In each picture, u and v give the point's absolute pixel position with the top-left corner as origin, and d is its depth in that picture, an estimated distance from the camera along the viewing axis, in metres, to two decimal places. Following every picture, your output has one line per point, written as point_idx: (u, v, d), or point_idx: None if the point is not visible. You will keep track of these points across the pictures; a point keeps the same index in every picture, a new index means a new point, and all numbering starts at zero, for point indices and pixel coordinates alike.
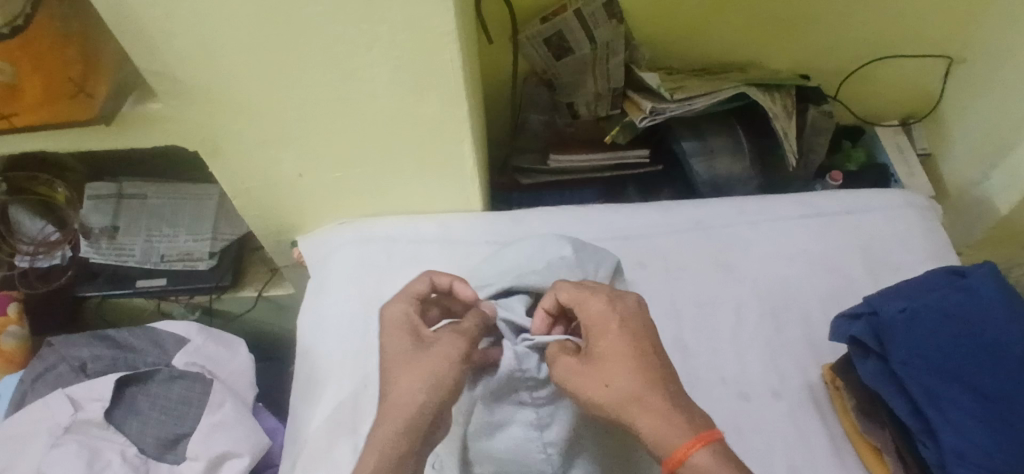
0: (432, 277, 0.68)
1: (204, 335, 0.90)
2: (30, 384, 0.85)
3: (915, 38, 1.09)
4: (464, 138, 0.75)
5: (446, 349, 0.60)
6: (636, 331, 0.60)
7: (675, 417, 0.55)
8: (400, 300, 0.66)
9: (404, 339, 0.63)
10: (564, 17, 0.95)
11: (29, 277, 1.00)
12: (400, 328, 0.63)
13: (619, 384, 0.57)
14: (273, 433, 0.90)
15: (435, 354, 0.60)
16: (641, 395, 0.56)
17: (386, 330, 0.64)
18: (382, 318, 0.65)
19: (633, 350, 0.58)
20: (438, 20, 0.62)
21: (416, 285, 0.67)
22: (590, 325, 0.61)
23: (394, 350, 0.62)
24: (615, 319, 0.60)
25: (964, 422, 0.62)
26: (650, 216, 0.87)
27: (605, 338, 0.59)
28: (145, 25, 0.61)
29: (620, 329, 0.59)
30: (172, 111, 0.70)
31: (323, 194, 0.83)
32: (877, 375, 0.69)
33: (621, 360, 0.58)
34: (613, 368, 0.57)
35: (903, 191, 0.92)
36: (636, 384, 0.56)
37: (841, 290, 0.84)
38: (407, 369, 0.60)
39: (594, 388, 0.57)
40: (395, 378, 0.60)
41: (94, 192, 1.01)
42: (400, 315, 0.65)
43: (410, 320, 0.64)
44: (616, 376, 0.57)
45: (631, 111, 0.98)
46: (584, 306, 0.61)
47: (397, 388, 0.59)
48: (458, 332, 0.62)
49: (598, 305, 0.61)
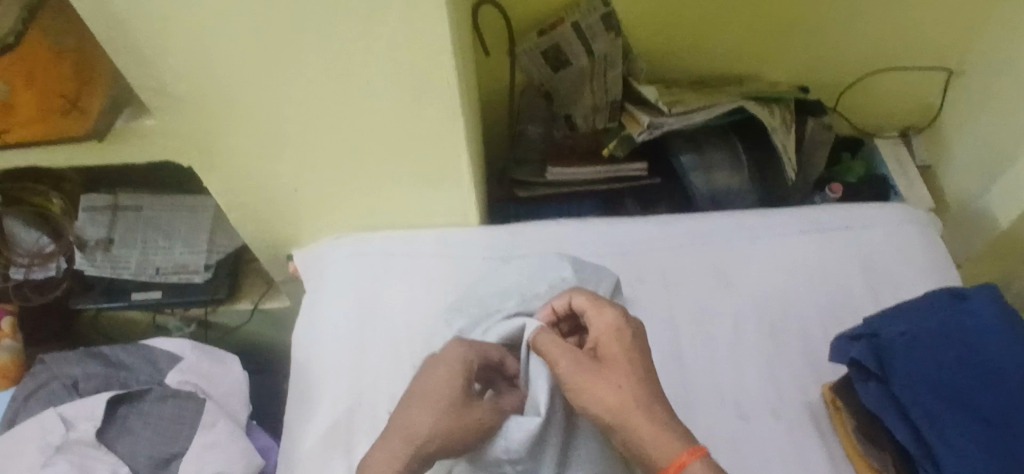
0: (506, 356, 0.66)
1: (198, 352, 0.89)
2: (23, 401, 0.84)
3: (916, 50, 1.08)
4: (462, 152, 0.75)
5: (482, 419, 0.60)
6: (647, 346, 0.60)
7: (677, 429, 0.55)
8: (467, 345, 0.64)
9: (457, 383, 0.62)
10: (562, 30, 0.94)
11: (24, 288, 0.99)
12: (459, 372, 0.62)
13: (628, 388, 0.56)
14: (267, 451, 0.89)
15: (472, 418, 0.60)
16: (648, 402, 0.55)
17: (444, 368, 0.63)
18: (444, 355, 0.64)
19: (644, 360, 0.58)
20: (434, 37, 0.61)
21: (489, 351, 0.65)
22: (601, 330, 0.61)
23: (440, 385, 0.61)
24: (631, 329, 0.60)
25: (967, 448, 0.61)
26: (649, 231, 0.87)
27: (618, 343, 0.59)
28: (139, 42, 0.60)
29: (633, 337, 0.60)
30: (166, 127, 0.70)
31: (319, 208, 0.82)
32: (878, 398, 0.68)
33: (633, 366, 0.57)
34: (625, 371, 0.57)
35: (903, 205, 0.92)
36: (645, 390, 0.56)
37: (841, 307, 0.83)
38: (444, 411, 0.60)
39: (605, 386, 0.56)
40: (425, 412, 0.60)
41: (90, 203, 1.01)
42: (464, 362, 0.63)
43: (468, 366, 0.63)
44: (626, 378, 0.56)
45: (630, 125, 0.98)
46: (600, 311, 0.62)
47: (421, 419, 0.60)
48: (499, 407, 0.62)
49: (614, 313, 0.61)
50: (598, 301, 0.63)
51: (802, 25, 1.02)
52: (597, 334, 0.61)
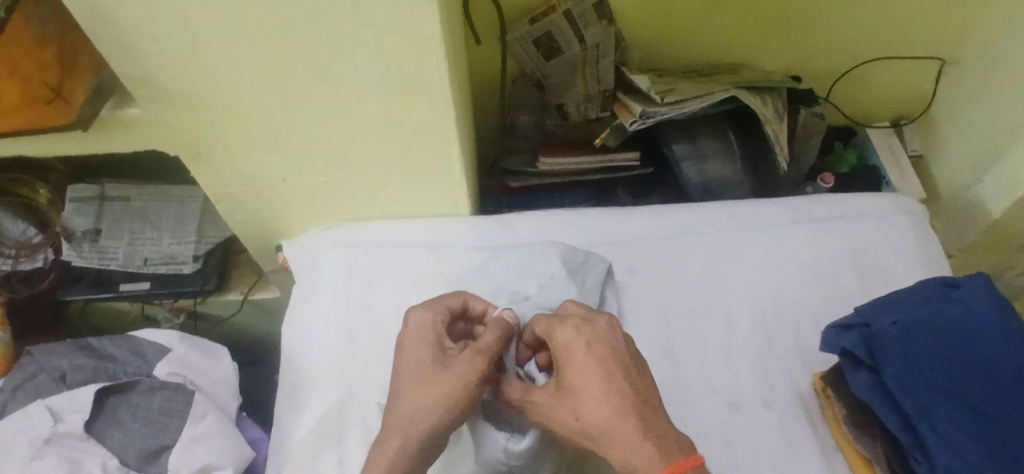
0: (466, 298, 0.66)
1: (185, 344, 0.88)
2: (10, 393, 0.84)
3: (910, 39, 1.08)
4: (452, 142, 0.74)
5: (463, 368, 0.60)
6: (605, 354, 0.58)
7: (646, 447, 0.54)
8: (428, 309, 0.64)
9: (427, 349, 0.62)
10: (554, 18, 0.93)
11: (12, 281, 0.98)
12: (425, 335, 0.63)
13: (589, 418, 0.56)
14: (257, 443, 0.89)
15: (453, 373, 0.60)
16: (607, 428, 0.55)
17: (410, 341, 0.63)
18: (406, 327, 0.64)
19: (602, 378, 0.57)
20: (423, 25, 0.60)
21: (447, 300, 0.65)
22: (559, 353, 0.60)
23: (413, 363, 0.62)
24: (583, 345, 0.59)
25: (957, 439, 0.61)
26: (641, 222, 0.86)
27: (573, 367, 0.58)
28: (121, 29, 0.59)
29: (588, 356, 0.58)
30: (151, 116, 0.69)
31: (308, 198, 0.82)
32: (869, 387, 0.68)
33: (588, 391, 0.57)
34: (583, 401, 0.57)
35: (894, 196, 0.92)
36: (603, 416, 0.56)
37: (833, 298, 0.83)
38: (423, 387, 0.60)
39: (566, 422, 0.58)
40: (411, 391, 0.60)
41: (76, 194, 0.99)
42: (424, 323, 0.63)
43: (436, 329, 0.63)
44: (584, 410, 0.56)
45: (622, 114, 0.97)
46: (552, 334, 0.61)
47: (407, 403, 0.60)
48: (476, 348, 0.61)
49: (566, 333, 0.60)
50: (551, 325, 0.61)
51: (795, 15, 1.02)
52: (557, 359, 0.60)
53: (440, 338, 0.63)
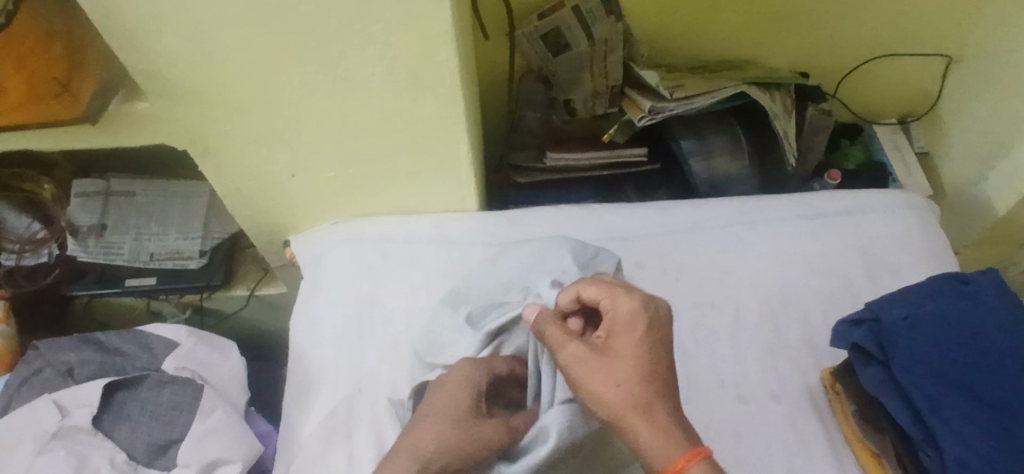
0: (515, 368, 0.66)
1: (194, 338, 0.88)
2: (16, 388, 0.83)
3: (915, 37, 1.08)
4: (462, 138, 0.74)
5: (490, 433, 0.59)
6: (660, 336, 0.57)
7: (675, 434, 0.54)
8: (477, 363, 0.64)
9: (464, 399, 0.61)
10: (562, 14, 0.93)
11: (15, 276, 0.98)
12: (467, 387, 0.62)
13: (628, 388, 0.55)
14: (265, 438, 0.89)
15: (478, 433, 0.59)
16: (645, 404, 0.54)
17: (449, 390, 0.62)
18: (452, 374, 0.63)
19: (650, 357, 0.56)
20: (433, 19, 0.60)
21: (498, 364, 0.65)
22: (616, 320, 0.58)
23: (448, 405, 0.61)
24: (643, 320, 0.58)
25: (964, 428, 0.61)
26: (649, 217, 0.86)
27: (626, 336, 0.57)
28: (130, 23, 0.59)
29: (648, 332, 0.57)
30: (160, 110, 0.69)
31: (316, 194, 0.82)
32: (879, 380, 0.69)
33: (636, 363, 0.56)
34: (627, 369, 0.55)
35: (902, 191, 0.92)
36: (644, 390, 0.55)
37: (841, 292, 0.83)
38: (452, 428, 0.59)
39: (605, 385, 0.55)
40: (438, 430, 0.59)
41: (82, 189, 0.99)
42: (465, 378, 0.63)
43: (479, 385, 0.62)
44: (627, 377, 0.55)
45: (630, 110, 0.97)
46: (615, 301, 0.59)
47: (429, 436, 0.59)
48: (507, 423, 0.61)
49: (632, 303, 0.58)
50: (612, 292, 0.60)
51: (802, 11, 1.02)
52: (609, 324, 0.59)
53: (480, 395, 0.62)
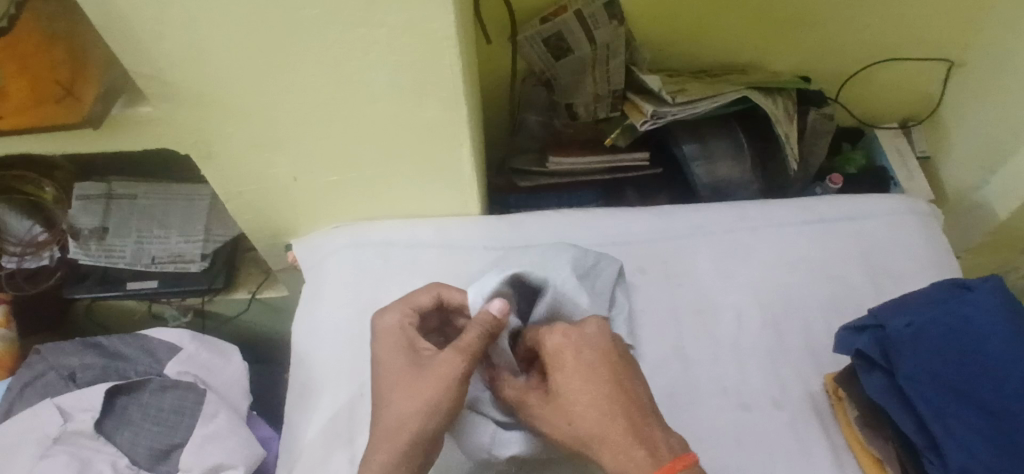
0: (439, 293, 0.69)
1: (197, 342, 0.88)
2: (18, 392, 0.84)
3: (918, 40, 1.07)
4: (464, 141, 0.74)
5: (445, 369, 0.61)
6: (596, 362, 0.61)
7: (635, 451, 0.57)
8: (395, 310, 0.67)
9: (400, 355, 0.64)
10: (564, 18, 0.93)
11: (17, 278, 0.98)
12: (397, 340, 0.65)
13: (581, 422, 0.59)
14: (267, 442, 0.89)
15: (433, 374, 0.61)
16: (597, 435, 0.59)
17: (383, 349, 0.65)
18: (376, 331, 0.67)
19: (592, 385, 0.60)
20: (438, 23, 0.60)
21: (418, 299, 0.68)
22: (549, 356, 0.62)
23: (391, 369, 0.63)
24: (573, 351, 0.62)
25: (971, 438, 0.61)
26: (651, 221, 0.87)
27: (563, 373, 0.61)
28: (133, 28, 0.59)
29: (578, 364, 0.61)
30: (162, 114, 0.69)
31: (318, 196, 0.81)
32: (883, 389, 0.69)
33: (580, 397, 0.60)
34: (575, 405, 0.60)
35: (904, 197, 0.92)
36: (596, 420, 0.59)
37: (844, 298, 0.83)
38: (402, 390, 0.61)
39: (558, 427, 0.61)
40: (399, 398, 0.61)
41: (83, 192, 0.98)
42: (391, 330, 0.66)
43: (404, 330, 0.66)
44: (576, 414, 0.60)
45: (632, 114, 0.97)
46: (542, 338, 0.63)
47: (391, 409, 0.61)
48: (458, 347, 0.61)
49: (557, 336, 0.63)
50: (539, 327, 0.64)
51: (805, 15, 1.02)
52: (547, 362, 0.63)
53: (410, 339, 0.65)
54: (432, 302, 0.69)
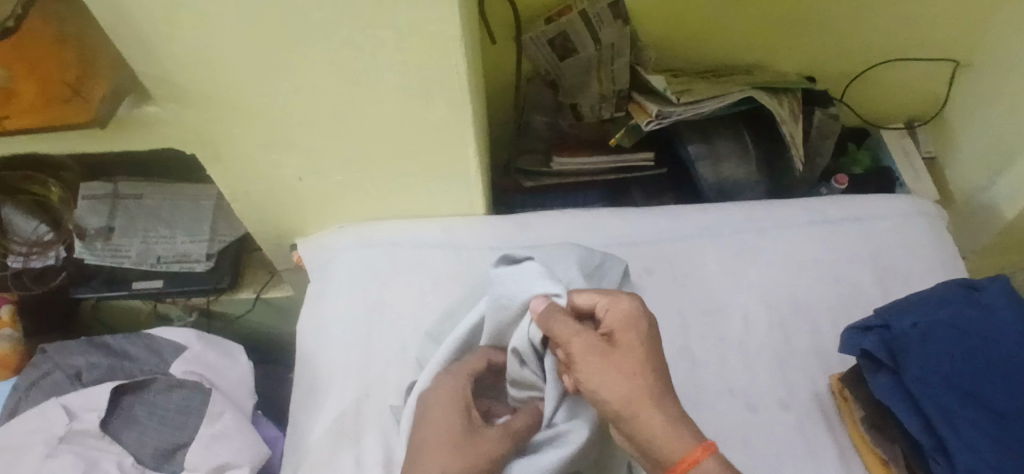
0: (491, 359, 0.66)
1: (202, 342, 0.89)
2: (25, 391, 0.84)
3: (925, 41, 1.07)
4: (470, 143, 0.74)
5: (491, 447, 0.60)
6: (660, 334, 0.60)
7: (690, 426, 0.55)
8: (455, 377, 0.65)
9: (455, 420, 0.62)
10: (570, 18, 0.93)
11: (24, 279, 0.98)
12: (452, 404, 0.63)
13: (645, 379, 0.56)
14: (273, 442, 0.90)
15: (482, 450, 0.60)
16: (654, 396, 0.56)
17: (439, 411, 0.63)
18: (433, 393, 0.64)
19: (658, 354, 0.58)
20: (445, 25, 0.60)
21: (476, 366, 0.66)
22: (616, 319, 0.59)
23: (441, 432, 0.62)
24: (644, 317, 0.60)
25: (979, 440, 0.61)
26: (657, 222, 0.86)
27: (633, 332, 0.58)
28: (142, 29, 0.59)
29: (650, 329, 0.59)
30: (169, 115, 0.69)
31: (324, 197, 0.82)
32: (890, 389, 0.68)
33: (647, 357, 0.57)
34: (640, 362, 0.57)
35: (910, 198, 0.92)
36: (659, 384, 0.56)
37: (850, 299, 0.83)
38: (452, 456, 0.60)
39: (620, 380, 0.56)
40: (443, 464, 0.60)
41: (89, 191, 0.99)
42: (449, 393, 0.64)
43: (460, 397, 0.63)
44: (642, 370, 0.56)
45: (637, 114, 0.96)
46: (614, 302, 0.60)
47: (436, 472, 0.59)
48: (507, 432, 0.61)
49: (630, 300, 0.60)
50: (608, 294, 0.61)
51: (810, 16, 1.02)
52: (611, 322, 0.60)
53: (466, 406, 0.63)
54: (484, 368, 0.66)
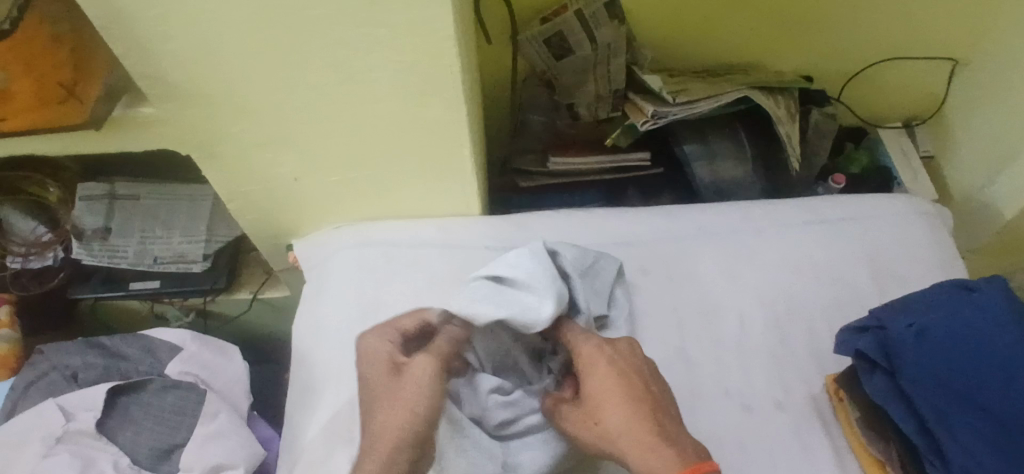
0: (423, 317, 0.69)
1: (198, 343, 0.89)
2: (22, 391, 0.84)
3: (924, 40, 1.07)
4: (466, 143, 0.74)
5: (420, 374, 0.62)
6: (626, 368, 0.62)
7: (663, 450, 0.56)
8: (380, 331, 0.68)
9: (382, 368, 0.65)
10: (565, 18, 0.93)
11: (23, 278, 0.99)
12: (380, 356, 0.66)
13: (608, 421, 0.59)
14: (269, 442, 0.90)
15: (410, 381, 0.62)
16: (623, 432, 0.58)
17: (370, 364, 0.66)
18: (362, 353, 0.67)
19: (622, 387, 0.61)
20: (439, 25, 0.60)
21: (400, 322, 0.69)
22: (581, 363, 0.64)
23: (375, 379, 0.65)
24: (603, 357, 0.63)
25: (974, 442, 0.61)
26: (653, 221, 0.86)
27: (593, 376, 0.62)
28: (137, 29, 0.59)
29: (608, 367, 0.62)
30: (165, 115, 0.69)
31: (320, 196, 0.82)
32: (886, 391, 0.68)
33: (608, 398, 0.60)
34: (603, 406, 0.60)
35: (908, 198, 0.92)
36: (624, 419, 0.59)
37: (846, 299, 0.83)
38: (385, 398, 0.63)
39: (586, 430, 0.60)
40: (384, 408, 0.62)
41: (87, 192, 0.99)
42: (377, 349, 0.67)
43: (387, 350, 0.66)
44: (604, 414, 0.60)
45: (634, 114, 0.96)
46: (576, 348, 0.65)
47: (382, 416, 0.62)
48: (430, 354, 0.64)
49: (589, 344, 0.64)
50: (572, 340, 0.65)
51: (808, 15, 1.01)
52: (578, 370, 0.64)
53: (394, 357, 0.66)
54: (417, 323, 0.69)
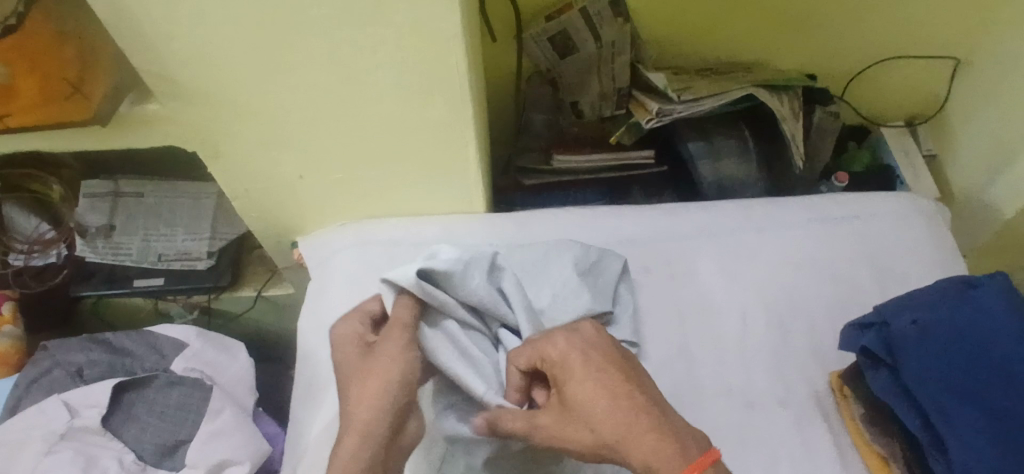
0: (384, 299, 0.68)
1: (202, 340, 0.89)
2: (25, 388, 0.84)
3: (924, 40, 1.07)
4: (469, 141, 0.74)
5: (388, 348, 0.61)
6: (603, 363, 0.59)
7: (665, 445, 0.53)
8: (352, 318, 0.67)
9: (354, 351, 0.63)
10: (570, 16, 0.93)
11: (24, 276, 0.98)
12: (352, 340, 0.64)
13: (602, 425, 0.55)
14: (274, 439, 0.90)
15: (379, 357, 0.61)
16: (621, 434, 0.54)
17: (343, 349, 0.65)
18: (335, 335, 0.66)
19: (607, 387, 0.57)
20: (444, 24, 0.60)
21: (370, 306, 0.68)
22: (554, 367, 0.60)
23: (346, 361, 0.63)
24: (576, 358, 0.59)
25: (974, 435, 0.61)
26: (656, 219, 0.87)
27: (573, 380, 0.58)
28: (143, 27, 0.59)
29: (586, 368, 0.58)
30: (171, 113, 0.69)
31: (324, 194, 0.82)
32: (889, 387, 0.68)
33: (595, 400, 0.56)
34: (592, 409, 0.56)
35: (910, 195, 0.92)
36: (619, 420, 0.55)
37: (849, 297, 0.83)
38: (356, 379, 0.60)
39: (580, 438, 0.56)
40: (356, 386, 0.60)
41: (90, 190, 0.99)
42: (351, 334, 0.65)
43: (359, 334, 0.65)
44: (596, 418, 0.55)
45: (637, 112, 0.97)
46: (546, 354, 0.61)
47: (354, 403, 0.59)
48: (396, 326, 0.62)
49: (559, 346, 0.61)
50: (540, 345, 0.62)
51: (809, 14, 1.02)
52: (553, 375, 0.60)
53: (365, 340, 0.65)
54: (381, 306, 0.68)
